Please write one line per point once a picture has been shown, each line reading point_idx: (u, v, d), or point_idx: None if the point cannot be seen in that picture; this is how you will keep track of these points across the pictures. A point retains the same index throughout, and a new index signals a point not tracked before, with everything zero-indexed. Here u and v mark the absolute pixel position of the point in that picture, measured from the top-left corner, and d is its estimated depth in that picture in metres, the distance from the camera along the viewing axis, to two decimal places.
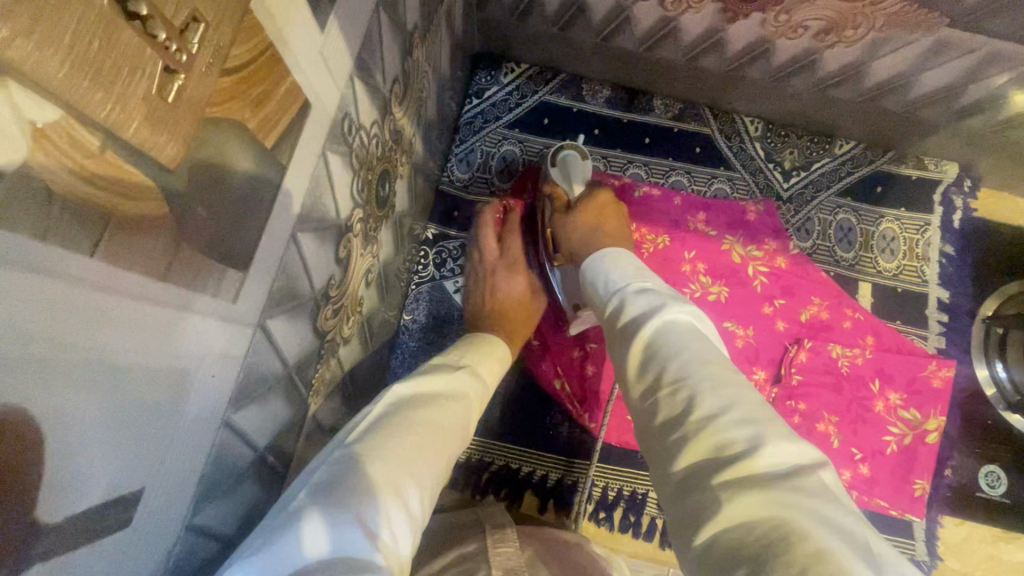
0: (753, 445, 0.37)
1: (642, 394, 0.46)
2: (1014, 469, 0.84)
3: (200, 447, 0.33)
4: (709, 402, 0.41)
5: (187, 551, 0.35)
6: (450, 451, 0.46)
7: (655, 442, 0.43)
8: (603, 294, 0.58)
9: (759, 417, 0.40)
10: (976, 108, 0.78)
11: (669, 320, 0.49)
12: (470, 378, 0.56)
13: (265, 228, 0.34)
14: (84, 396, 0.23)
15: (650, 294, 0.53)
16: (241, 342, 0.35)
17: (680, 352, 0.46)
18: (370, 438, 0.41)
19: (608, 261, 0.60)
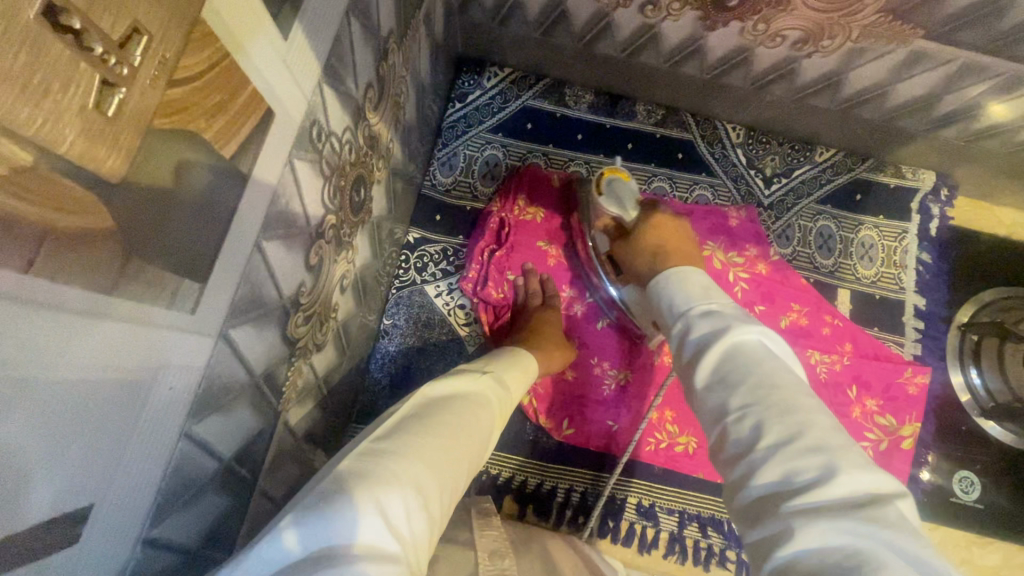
0: (824, 473, 0.36)
1: (707, 417, 0.46)
2: (987, 474, 0.86)
3: (157, 459, 0.33)
4: (775, 431, 0.40)
5: (142, 565, 0.34)
6: (470, 456, 0.49)
7: (725, 469, 0.42)
8: (668, 316, 0.57)
9: (830, 445, 0.38)
10: (951, 118, 0.79)
11: (739, 343, 0.48)
12: (498, 389, 0.60)
13: (225, 235, 0.34)
14: (23, 416, 0.22)
15: (716, 317, 0.51)
16: (203, 353, 0.35)
17: (748, 378, 0.45)
18: (398, 435, 0.44)
19: (671, 283, 0.59)
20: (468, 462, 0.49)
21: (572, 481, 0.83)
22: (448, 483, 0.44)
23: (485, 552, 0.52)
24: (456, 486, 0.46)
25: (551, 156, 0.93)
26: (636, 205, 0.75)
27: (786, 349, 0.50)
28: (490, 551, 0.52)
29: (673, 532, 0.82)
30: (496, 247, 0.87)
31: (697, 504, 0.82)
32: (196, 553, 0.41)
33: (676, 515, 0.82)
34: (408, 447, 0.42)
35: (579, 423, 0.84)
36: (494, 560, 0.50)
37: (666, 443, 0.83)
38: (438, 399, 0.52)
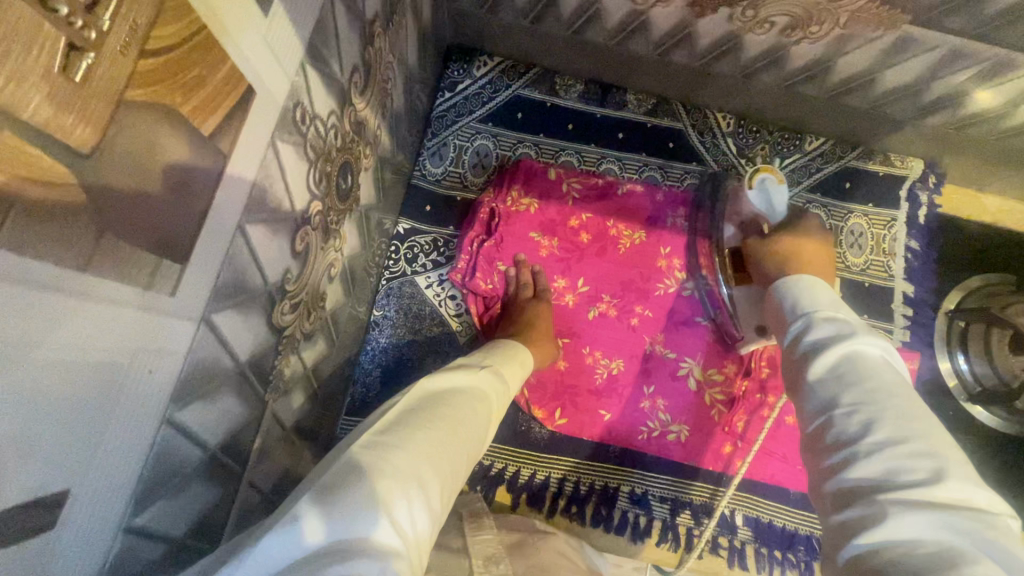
0: (934, 477, 0.38)
1: (814, 407, 0.47)
2: (974, 458, 0.87)
3: (139, 443, 0.32)
4: (885, 430, 0.42)
5: (123, 554, 0.33)
6: (468, 447, 0.49)
7: (822, 455, 0.44)
8: (785, 312, 0.58)
9: (944, 454, 0.40)
10: (939, 105, 0.80)
11: (864, 349, 0.49)
12: (490, 381, 0.60)
13: (206, 214, 0.33)
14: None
15: (841, 321, 0.53)
16: (183, 338, 0.34)
17: (867, 380, 0.46)
18: (399, 428, 0.44)
19: (797, 283, 0.59)
20: (469, 456, 0.50)
21: (564, 471, 0.82)
22: (448, 476, 0.44)
23: (481, 560, 0.54)
24: (458, 480, 0.47)
25: (542, 146, 0.93)
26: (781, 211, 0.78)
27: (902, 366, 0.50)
28: (486, 557, 0.55)
29: (666, 520, 0.82)
30: (486, 237, 0.87)
31: (688, 492, 0.83)
32: (182, 542, 0.41)
33: (668, 503, 0.82)
34: (408, 441, 0.42)
35: (572, 412, 0.83)
36: (489, 567, 0.53)
37: (658, 431, 0.83)
38: (440, 393, 0.52)
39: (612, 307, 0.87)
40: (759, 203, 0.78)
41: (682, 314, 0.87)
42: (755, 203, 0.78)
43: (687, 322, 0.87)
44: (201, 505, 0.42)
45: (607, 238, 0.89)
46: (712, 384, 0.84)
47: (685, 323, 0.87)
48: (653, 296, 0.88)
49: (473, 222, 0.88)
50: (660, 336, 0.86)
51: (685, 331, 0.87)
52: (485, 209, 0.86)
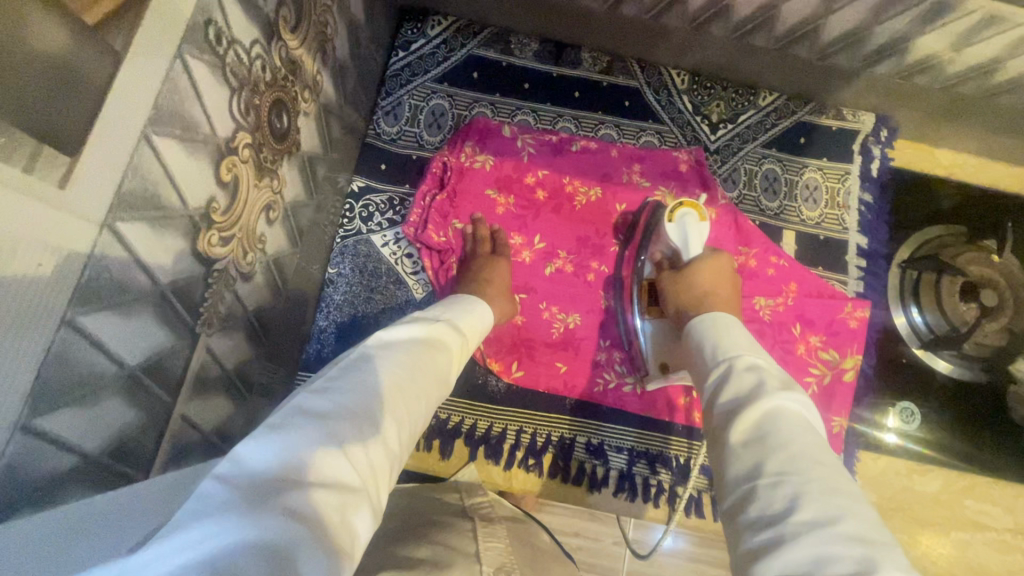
0: (865, 567, 0.36)
1: (736, 475, 0.46)
2: (925, 403, 0.89)
3: (33, 338, 0.32)
4: (810, 507, 0.41)
5: (20, 452, 0.33)
6: (427, 392, 0.49)
7: (742, 536, 0.43)
8: (708, 359, 0.60)
9: (871, 541, 0.38)
10: (884, 54, 0.80)
11: (785, 406, 0.49)
12: (446, 331, 0.59)
13: (98, 112, 0.33)
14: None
15: (761, 373, 0.53)
16: (84, 239, 0.34)
17: (788, 444, 0.46)
18: (352, 374, 0.45)
19: (723, 330, 0.61)
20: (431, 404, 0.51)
21: (521, 423, 0.83)
22: (404, 421, 0.45)
23: (491, 568, 0.53)
24: (418, 426, 0.48)
25: (498, 105, 0.93)
26: (702, 244, 0.77)
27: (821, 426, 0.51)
28: (497, 565, 0.53)
29: (623, 470, 0.83)
30: (440, 193, 0.87)
31: (645, 440, 0.84)
32: (97, 459, 0.41)
33: (624, 453, 0.83)
34: (367, 386, 0.44)
35: (529, 365, 0.84)
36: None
37: (615, 383, 0.84)
38: (394, 342, 0.52)
39: (569, 263, 0.88)
40: (676, 236, 0.77)
41: None
42: (673, 236, 0.77)
43: None
44: (118, 425, 0.42)
45: (563, 195, 0.90)
46: None
47: None
48: (609, 252, 0.88)
49: (432, 180, 0.88)
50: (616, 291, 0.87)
51: None
52: (441, 164, 0.87)
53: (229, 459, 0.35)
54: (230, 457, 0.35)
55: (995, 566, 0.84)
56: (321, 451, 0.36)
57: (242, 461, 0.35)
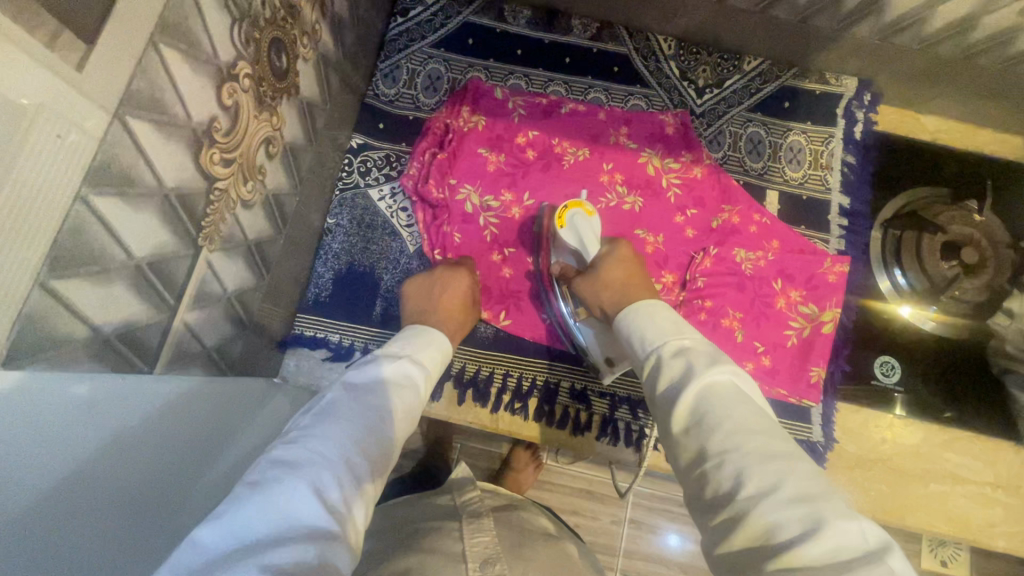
0: (808, 525, 0.39)
1: (691, 460, 0.50)
2: (906, 358, 0.91)
3: (51, 204, 0.37)
4: (753, 480, 0.44)
5: (40, 309, 0.38)
6: (392, 430, 0.55)
7: (707, 514, 0.46)
8: (641, 351, 0.62)
9: (810, 494, 0.42)
10: (859, 13, 0.83)
11: (719, 382, 0.52)
12: (416, 365, 0.63)
13: (109, 11, 0.38)
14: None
15: (687, 356, 0.56)
16: (96, 123, 0.39)
17: (724, 422, 0.49)
18: (320, 431, 0.49)
19: (645, 318, 0.63)
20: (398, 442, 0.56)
21: (508, 368, 0.87)
22: (375, 466, 0.50)
23: (476, 563, 0.62)
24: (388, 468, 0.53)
25: (491, 70, 0.97)
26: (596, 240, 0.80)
27: (754, 387, 0.55)
28: (483, 560, 0.63)
29: (606, 415, 0.86)
30: (438, 151, 0.92)
31: (628, 387, 0.87)
32: (107, 338, 0.46)
33: (608, 399, 0.86)
34: (332, 440, 0.48)
35: (517, 314, 0.88)
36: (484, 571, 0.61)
37: None
38: (363, 388, 0.56)
39: None
40: (572, 240, 0.79)
41: (622, 226, 0.92)
42: (569, 240, 0.80)
43: (627, 233, 0.91)
44: (126, 310, 0.47)
45: (552, 154, 0.94)
46: None
47: (625, 234, 0.91)
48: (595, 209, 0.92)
49: (428, 138, 0.92)
50: None
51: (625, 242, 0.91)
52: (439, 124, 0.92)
53: (210, 522, 0.39)
54: (211, 521, 0.39)
55: (978, 519, 0.84)
56: (301, 505, 0.41)
57: (222, 521, 0.39)
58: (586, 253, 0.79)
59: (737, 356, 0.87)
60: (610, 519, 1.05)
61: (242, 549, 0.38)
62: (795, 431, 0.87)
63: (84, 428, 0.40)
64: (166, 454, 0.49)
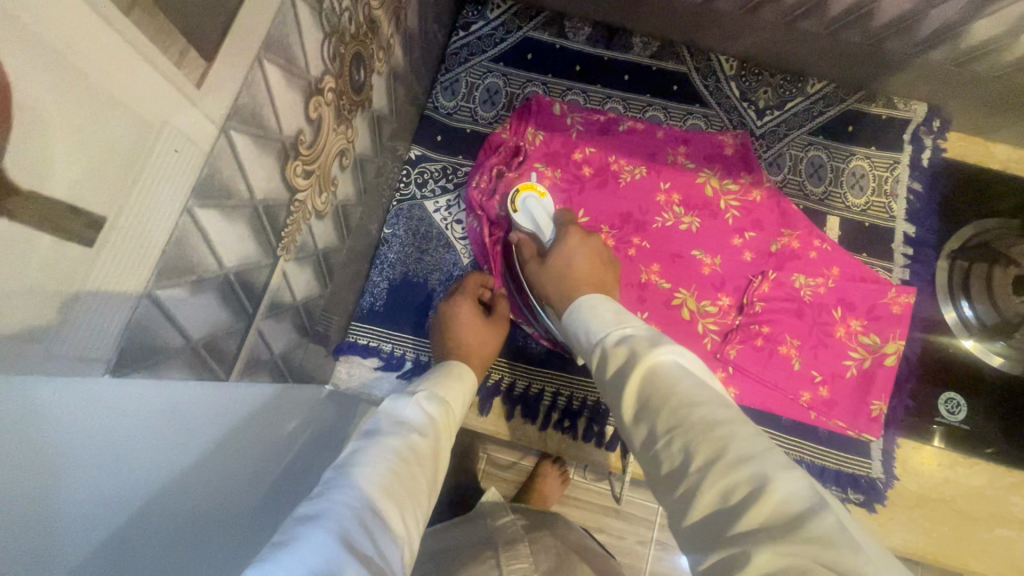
0: (757, 485, 0.38)
1: (642, 447, 0.47)
2: (971, 395, 0.87)
3: (162, 219, 0.37)
4: (702, 449, 0.42)
5: (144, 319, 0.39)
6: (417, 477, 0.52)
7: (665, 491, 0.44)
8: (587, 345, 0.60)
9: (757, 453, 0.40)
10: (938, 38, 0.81)
11: (660, 361, 0.50)
12: (433, 408, 0.61)
13: (226, 30, 0.39)
14: (39, 71, 0.26)
15: (631, 342, 0.54)
16: (206, 137, 0.39)
17: (667, 399, 0.47)
18: (343, 480, 0.47)
19: (588, 311, 0.62)
20: (424, 491, 0.53)
21: (559, 386, 0.86)
22: (401, 516, 0.47)
23: None
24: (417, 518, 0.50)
25: (549, 85, 0.98)
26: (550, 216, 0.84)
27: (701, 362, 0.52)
28: None
29: None
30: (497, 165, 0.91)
31: None
32: (196, 345, 0.46)
33: None
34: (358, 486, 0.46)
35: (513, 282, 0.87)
36: None
37: None
38: (381, 434, 0.54)
39: (610, 237, 0.91)
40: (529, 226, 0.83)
41: (678, 246, 0.90)
42: (524, 223, 0.84)
43: (683, 254, 0.90)
44: (214, 317, 0.48)
45: (608, 172, 0.93)
46: (706, 315, 0.88)
47: (681, 255, 0.90)
48: (651, 228, 0.91)
49: (485, 151, 0.92)
50: (655, 266, 0.89)
51: (680, 263, 0.90)
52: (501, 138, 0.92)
53: None
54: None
55: None
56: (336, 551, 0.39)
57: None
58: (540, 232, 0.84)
59: (794, 385, 0.85)
60: (636, 539, 1.01)
61: None
62: (853, 466, 0.84)
63: (165, 432, 0.40)
64: (228, 473, 0.46)
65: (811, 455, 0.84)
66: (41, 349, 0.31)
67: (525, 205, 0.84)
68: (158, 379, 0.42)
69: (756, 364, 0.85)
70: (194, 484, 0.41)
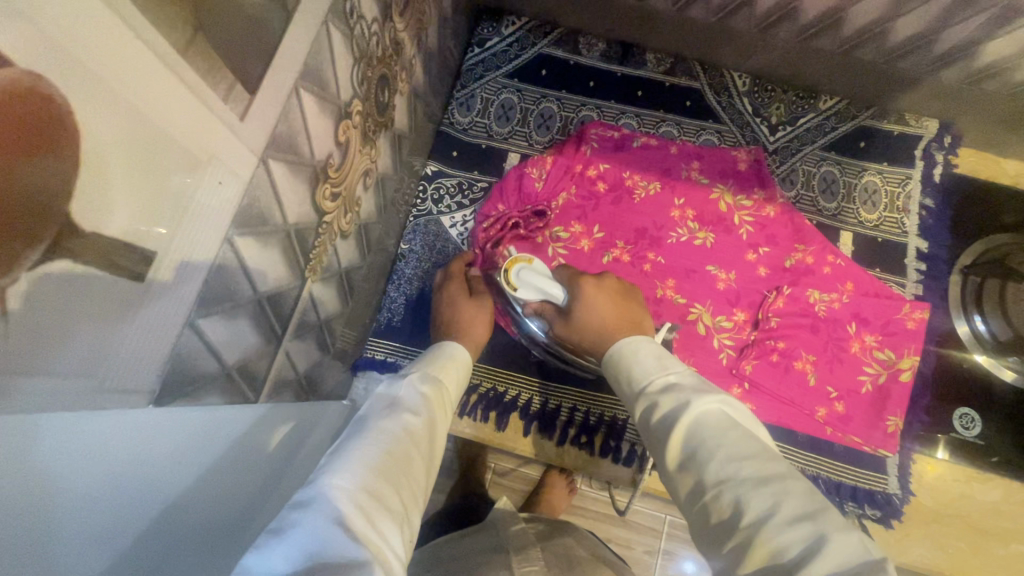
0: (810, 543, 0.37)
1: (691, 499, 0.46)
2: (986, 411, 0.87)
3: (205, 250, 0.38)
4: (755, 505, 0.41)
5: (185, 347, 0.39)
6: (415, 454, 0.50)
7: (714, 548, 0.43)
8: (630, 390, 0.59)
9: (811, 510, 0.39)
10: (952, 57, 0.82)
11: (704, 413, 0.50)
12: (428, 388, 0.59)
13: (269, 61, 0.39)
14: (100, 111, 0.26)
15: (676, 392, 0.53)
16: (246, 167, 0.40)
17: (715, 451, 0.46)
18: (337, 461, 0.45)
19: (629, 354, 0.61)
20: (424, 467, 0.51)
21: (575, 402, 0.86)
22: (399, 491, 0.45)
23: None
24: (418, 495, 0.48)
25: (563, 101, 0.98)
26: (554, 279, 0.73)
27: (747, 413, 0.51)
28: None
29: None
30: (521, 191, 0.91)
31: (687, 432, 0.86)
32: (230, 371, 0.47)
33: None
34: (352, 464, 0.44)
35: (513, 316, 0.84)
36: None
37: None
38: (374, 416, 0.52)
39: (626, 253, 0.91)
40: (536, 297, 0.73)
41: (692, 262, 0.91)
42: (531, 297, 0.73)
43: (698, 269, 0.91)
44: (247, 341, 0.48)
45: (622, 188, 0.94)
46: (721, 330, 0.88)
47: (696, 270, 0.91)
48: (666, 244, 0.91)
49: (508, 179, 0.92)
50: (671, 282, 0.90)
51: (695, 278, 0.90)
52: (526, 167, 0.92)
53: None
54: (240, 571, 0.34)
55: None
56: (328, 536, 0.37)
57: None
58: (553, 299, 0.72)
59: (810, 401, 0.85)
60: (644, 549, 0.96)
61: None
62: (868, 482, 0.84)
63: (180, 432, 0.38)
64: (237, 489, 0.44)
65: (829, 471, 0.84)
66: (91, 387, 0.31)
67: (523, 279, 0.72)
68: (193, 409, 0.41)
69: (773, 380, 0.86)
70: (205, 498, 0.39)
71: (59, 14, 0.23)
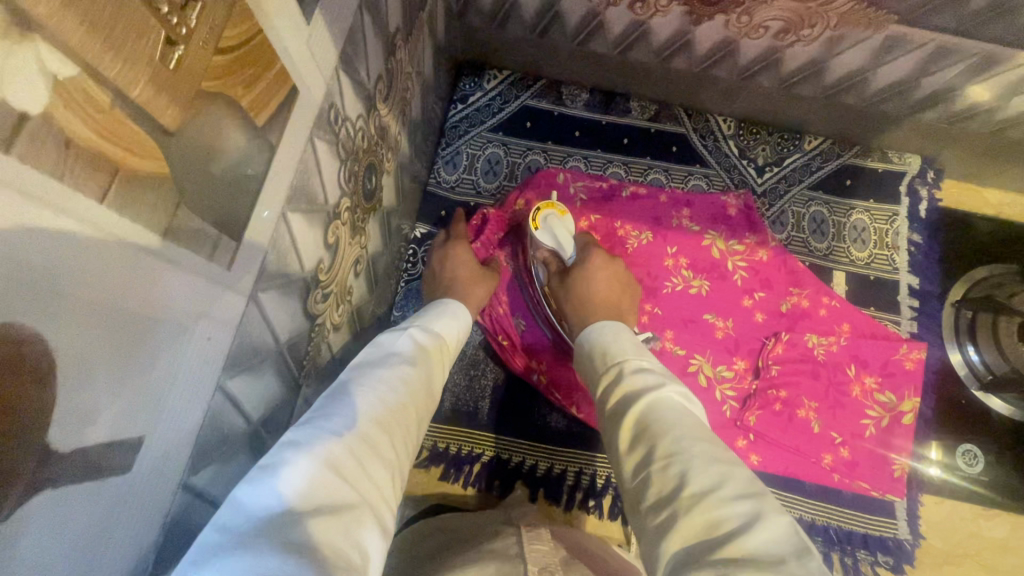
0: (748, 521, 0.34)
1: (631, 472, 0.43)
2: (987, 445, 0.88)
3: (197, 401, 0.36)
4: (699, 478, 0.38)
5: (181, 509, 0.37)
6: (413, 402, 0.46)
7: (643, 521, 0.39)
8: (599, 367, 0.57)
9: (753, 493, 0.37)
10: (933, 100, 0.82)
11: (664, 397, 0.47)
12: (425, 340, 0.55)
13: (257, 198, 0.37)
14: (83, 326, 0.24)
15: (649, 374, 0.51)
16: (235, 311, 0.37)
17: (671, 428, 0.43)
18: (331, 402, 0.41)
19: (610, 336, 0.59)
20: (419, 420, 0.47)
21: (581, 463, 0.84)
22: (396, 441, 0.42)
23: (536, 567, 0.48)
24: (411, 444, 0.44)
25: (549, 152, 0.98)
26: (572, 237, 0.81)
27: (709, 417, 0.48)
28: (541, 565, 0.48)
29: None
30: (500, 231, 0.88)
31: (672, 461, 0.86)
32: None
33: None
34: (346, 407, 0.40)
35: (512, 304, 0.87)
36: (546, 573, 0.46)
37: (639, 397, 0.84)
38: (369, 361, 0.48)
39: None
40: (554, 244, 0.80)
41: (689, 311, 0.90)
42: (546, 241, 0.80)
43: (695, 319, 0.90)
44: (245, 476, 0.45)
45: (615, 238, 0.92)
46: (722, 380, 0.87)
47: (693, 320, 0.90)
48: (662, 294, 0.90)
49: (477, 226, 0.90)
50: (669, 333, 0.89)
51: (693, 328, 0.89)
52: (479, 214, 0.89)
53: (227, 504, 0.31)
54: (228, 502, 0.32)
55: None
56: (314, 475, 0.33)
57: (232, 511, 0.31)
58: (563, 250, 0.80)
59: (815, 448, 0.84)
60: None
61: (258, 527, 0.30)
62: (878, 528, 0.83)
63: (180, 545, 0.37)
64: None
65: (839, 519, 0.84)
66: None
67: (546, 224, 0.80)
68: None
69: (776, 428, 0.85)
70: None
71: (41, 255, 0.21)
